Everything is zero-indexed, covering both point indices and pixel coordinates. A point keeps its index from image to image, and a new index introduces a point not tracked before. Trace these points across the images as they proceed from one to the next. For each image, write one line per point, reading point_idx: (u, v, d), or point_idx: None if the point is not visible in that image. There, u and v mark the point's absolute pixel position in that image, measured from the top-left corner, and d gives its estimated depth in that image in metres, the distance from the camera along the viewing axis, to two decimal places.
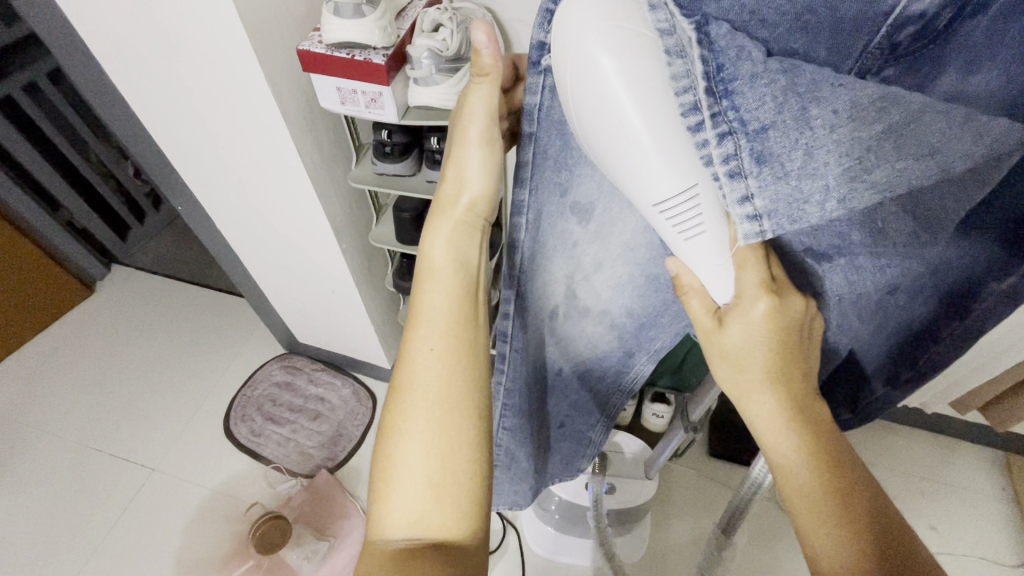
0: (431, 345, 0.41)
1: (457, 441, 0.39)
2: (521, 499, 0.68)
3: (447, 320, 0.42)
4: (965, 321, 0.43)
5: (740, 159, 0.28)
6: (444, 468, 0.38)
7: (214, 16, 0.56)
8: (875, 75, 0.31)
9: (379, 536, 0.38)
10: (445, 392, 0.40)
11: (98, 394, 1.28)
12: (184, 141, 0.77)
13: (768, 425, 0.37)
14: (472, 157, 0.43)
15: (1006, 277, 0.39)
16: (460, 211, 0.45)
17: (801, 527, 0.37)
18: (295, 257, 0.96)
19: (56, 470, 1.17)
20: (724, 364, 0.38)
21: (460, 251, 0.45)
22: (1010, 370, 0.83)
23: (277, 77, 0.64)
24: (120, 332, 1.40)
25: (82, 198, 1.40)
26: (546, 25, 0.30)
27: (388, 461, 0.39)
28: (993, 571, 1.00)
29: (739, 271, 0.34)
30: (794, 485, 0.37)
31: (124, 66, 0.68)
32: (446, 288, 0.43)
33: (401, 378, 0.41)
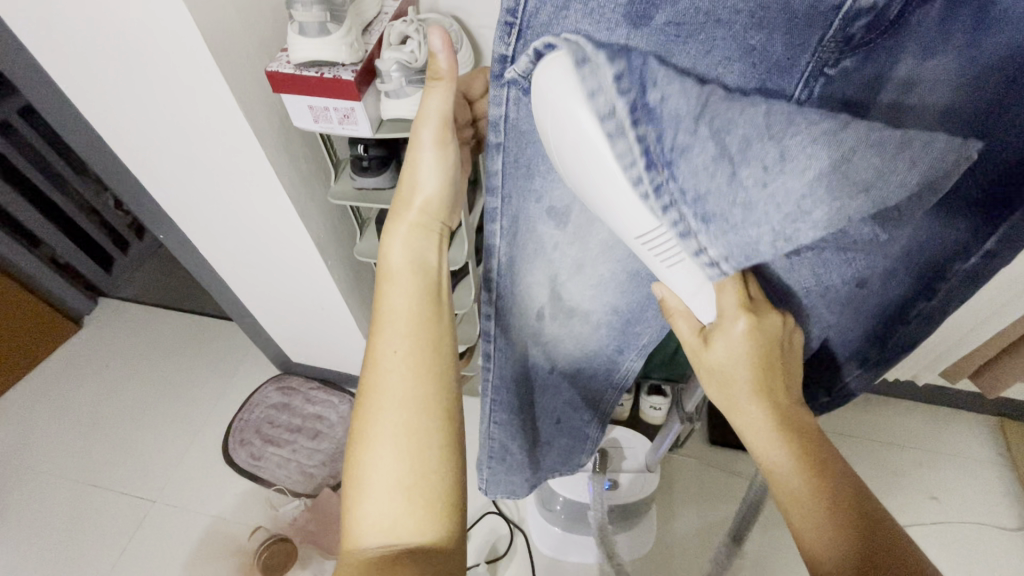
0: (396, 348, 0.41)
1: (425, 444, 0.39)
2: (519, 488, 0.69)
3: (409, 320, 0.42)
4: (932, 302, 0.45)
5: (687, 221, 0.30)
6: (417, 473, 0.38)
7: (178, 40, 0.56)
8: (833, 67, 0.32)
9: (355, 545, 0.38)
10: (412, 393, 0.40)
11: (92, 430, 1.27)
12: (159, 168, 0.77)
13: (757, 435, 0.39)
14: (425, 150, 0.43)
15: (970, 257, 0.41)
16: (414, 214, 0.46)
17: (797, 534, 0.37)
18: (281, 276, 0.95)
19: (56, 509, 1.15)
20: (713, 378, 0.41)
21: (418, 253, 0.45)
22: (995, 336, 0.84)
23: (248, 98, 0.63)
24: (112, 365, 1.38)
25: (65, 234, 1.39)
26: (506, 40, 0.30)
27: (359, 469, 0.39)
28: (993, 535, 1.01)
29: (719, 293, 0.37)
30: (794, 499, 0.37)
31: (93, 97, 0.67)
32: (406, 291, 0.44)
33: (366, 386, 0.41)
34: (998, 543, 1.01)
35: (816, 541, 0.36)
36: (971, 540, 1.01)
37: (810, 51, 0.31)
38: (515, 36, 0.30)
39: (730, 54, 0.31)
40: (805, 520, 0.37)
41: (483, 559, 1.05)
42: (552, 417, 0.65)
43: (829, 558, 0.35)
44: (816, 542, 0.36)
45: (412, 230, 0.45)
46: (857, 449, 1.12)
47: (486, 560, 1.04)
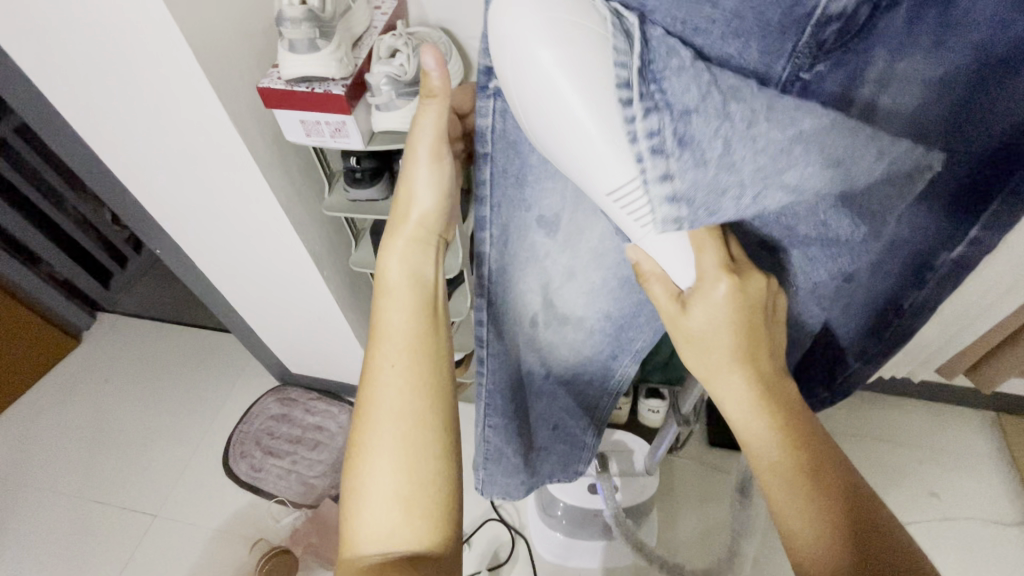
0: (393, 361, 0.42)
1: (422, 455, 0.40)
2: (513, 490, 0.67)
3: (408, 334, 0.43)
4: (921, 292, 0.45)
5: (664, 137, 0.28)
6: (416, 483, 0.39)
7: (171, 59, 0.57)
8: (808, 72, 0.32)
9: (354, 555, 0.38)
10: (409, 405, 0.41)
11: (93, 446, 1.27)
12: (156, 184, 0.78)
13: (731, 401, 0.39)
14: (418, 165, 0.44)
15: (956, 246, 0.41)
16: (410, 228, 0.46)
17: (773, 503, 0.38)
18: (278, 287, 0.95)
19: (58, 526, 1.15)
20: (691, 345, 0.39)
21: (413, 267, 0.46)
22: (988, 332, 0.85)
23: (241, 113, 0.64)
24: (112, 380, 1.38)
25: (63, 250, 1.40)
26: (492, 53, 0.31)
27: (356, 481, 0.39)
28: (993, 530, 1.02)
29: (699, 255, 0.37)
30: (763, 459, 0.38)
31: (88, 115, 0.68)
32: (403, 304, 0.44)
33: (363, 398, 0.41)
34: (998, 538, 1.01)
35: (781, 499, 0.37)
36: (972, 536, 1.01)
37: (785, 58, 0.32)
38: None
39: (710, 61, 0.31)
40: (773, 478, 0.38)
41: (485, 566, 1.05)
42: (548, 421, 0.65)
43: (806, 527, 0.36)
44: (781, 500, 0.37)
45: (407, 245, 0.46)
46: (857, 448, 1.13)
47: (488, 567, 1.04)
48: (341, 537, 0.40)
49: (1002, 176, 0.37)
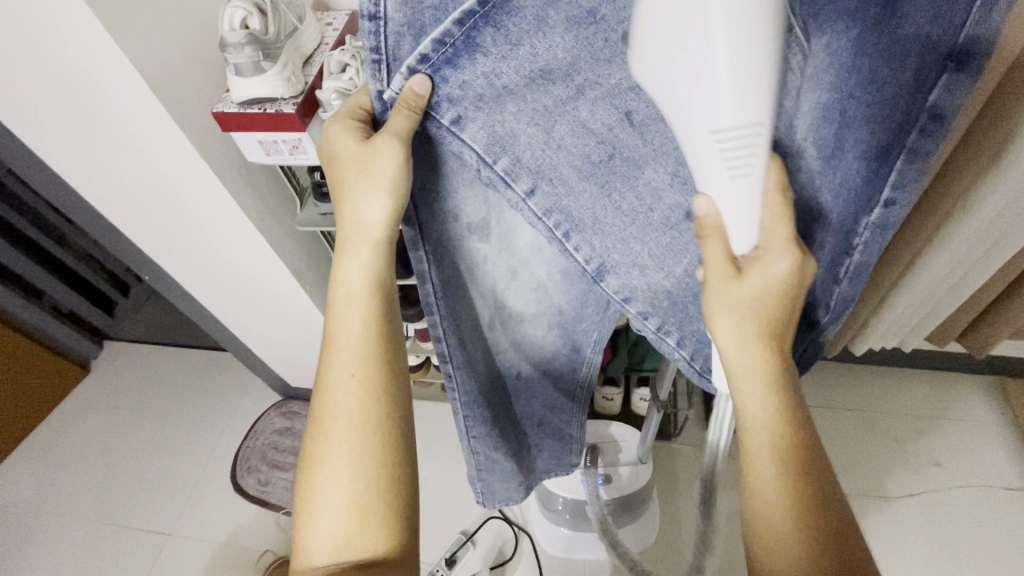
0: (351, 372, 0.41)
1: (375, 464, 0.40)
2: (515, 494, 0.64)
3: (362, 347, 0.41)
4: (854, 258, 0.38)
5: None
6: (366, 491, 0.40)
7: (129, 95, 0.59)
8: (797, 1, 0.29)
9: (309, 563, 0.40)
10: (364, 415, 0.41)
11: (107, 470, 1.31)
12: (134, 214, 0.80)
13: (750, 379, 0.36)
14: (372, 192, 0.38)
15: (873, 209, 0.36)
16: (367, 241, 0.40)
17: (751, 483, 0.37)
18: (264, 303, 0.97)
19: (77, 550, 1.19)
20: (729, 314, 0.35)
21: (374, 271, 0.42)
22: (975, 296, 0.85)
23: (204, 139, 0.66)
24: (121, 407, 1.42)
25: (64, 283, 1.44)
26: (379, 76, 0.32)
27: (310, 489, 0.41)
28: (999, 496, 1.00)
29: (768, 219, 0.33)
30: (761, 441, 0.37)
31: (60, 153, 0.70)
32: (360, 315, 0.42)
33: (316, 410, 0.42)
34: (1003, 503, 1.00)
35: (766, 479, 0.36)
36: (978, 503, 1.00)
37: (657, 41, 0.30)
38: (385, 71, 0.31)
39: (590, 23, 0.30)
40: (763, 460, 0.36)
41: (489, 564, 1.06)
42: (533, 418, 0.62)
43: (784, 523, 0.35)
44: (765, 481, 0.36)
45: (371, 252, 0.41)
46: (855, 422, 1.11)
47: (493, 564, 1.05)
48: (294, 538, 0.41)
49: (906, 130, 0.33)
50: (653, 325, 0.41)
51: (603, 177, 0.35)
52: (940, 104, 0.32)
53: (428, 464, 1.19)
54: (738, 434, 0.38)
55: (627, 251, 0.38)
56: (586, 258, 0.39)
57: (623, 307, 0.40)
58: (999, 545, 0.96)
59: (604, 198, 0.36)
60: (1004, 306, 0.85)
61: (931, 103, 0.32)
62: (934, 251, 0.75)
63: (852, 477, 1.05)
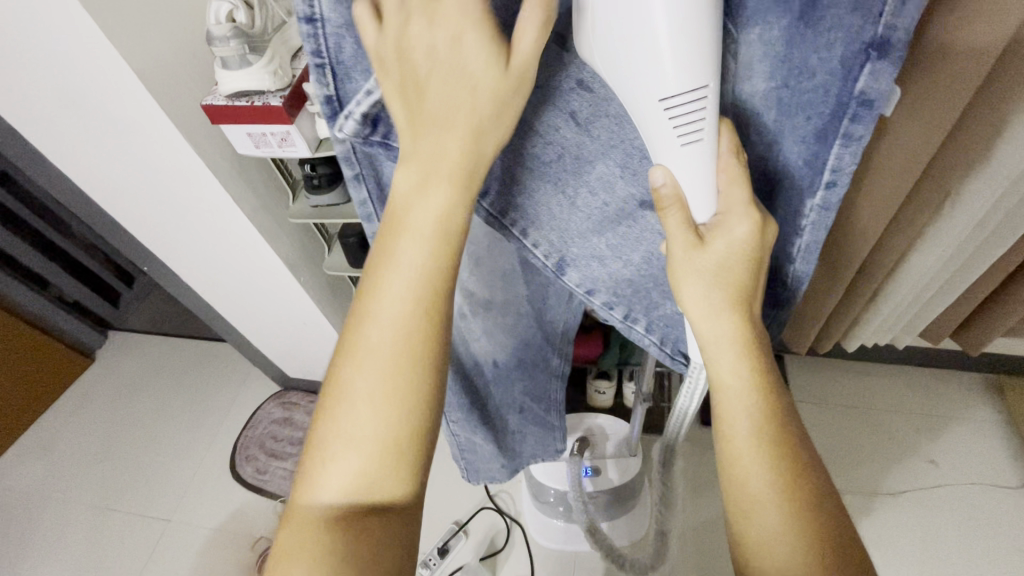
0: (401, 296, 0.32)
1: (406, 407, 0.33)
2: (499, 473, 0.68)
3: (420, 277, 0.32)
4: (804, 239, 0.38)
5: None
6: (394, 431, 0.33)
7: (120, 89, 0.60)
8: None
9: (308, 504, 0.33)
10: (404, 355, 0.32)
11: (110, 457, 1.33)
12: (130, 206, 0.81)
13: (721, 347, 0.36)
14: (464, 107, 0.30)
15: (815, 192, 0.35)
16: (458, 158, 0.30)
17: (733, 458, 0.36)
18: (260, 294, 0.98)
19: (81, 533, 1.22)
20: (701, 284, 0.34)
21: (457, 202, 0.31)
22: (968, 292, 0.84)
23: (196, 131, 0.67)
24: (125, 395, 1.45)
25: (71, 273, 1.48)
26: (325, 80, 0.32)
27: (326, 423, 0.33)
28: (993, 495, 1.00)
29: (727, 185, 0.33)
30: (737, 413, 0.36)
31: (57, 146, 0.72)
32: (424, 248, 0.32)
33: (344, 340, 0.33)
34: (997, 502, 0.99)
35: (746, 454, 0.35)
36: (971, 501, 1.00)
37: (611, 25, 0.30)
38: (329, 74, 0.32)
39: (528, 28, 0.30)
40: (743, 437, 0.35)
41: (481, 554, 1.07)
42: (514, 406, 0.62)
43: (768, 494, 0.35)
44: (745, 456, 0.35)
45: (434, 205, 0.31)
46: (848, 418, 1.11)
47: (485, 555, 1.07)
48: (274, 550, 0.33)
49: (838, 118, 0.32)
50: (619, 314, 0.42)
51: (553, 175, 0.36)
52: (868, 91, 0.30)
53: None
54: (715, 409, 0.37)
55: (585, 245, 0.39)
56: (546, 253, 0.40)
57: (588, 298, 0.42)
58: (990, 543, 0.95)
59: (559, 192, 0.37)
60: (999, 303, 0.85)
61: (860, 91, 0.30)
62: (923, 247, 0.75)
63: (845, 474, 1.05)
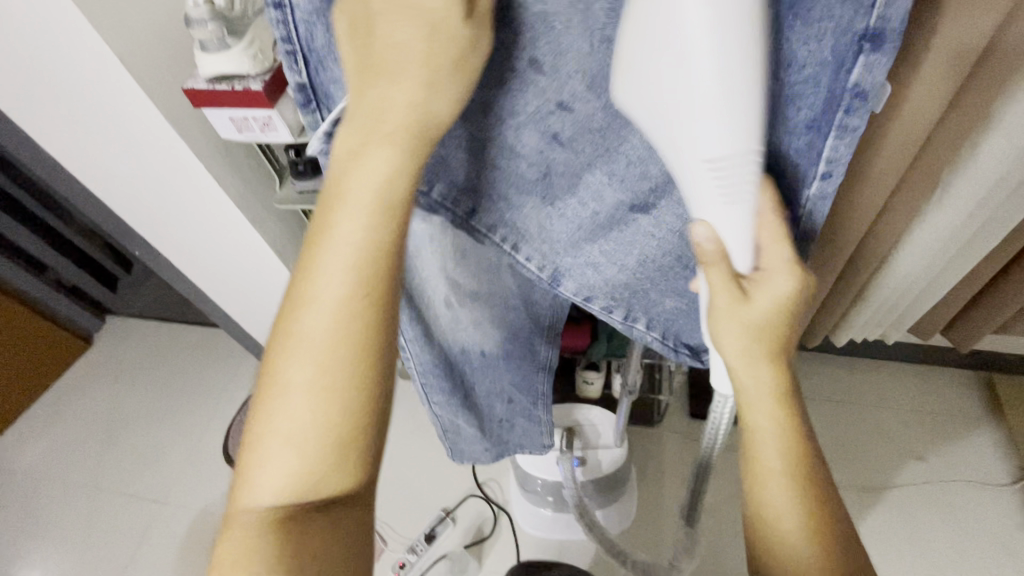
0: (331, 295, 0.32)
1: (341, 408, 0.33)
2: (483, 456, 0.69)
3: (347, 275, 0.32)
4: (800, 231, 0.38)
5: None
6: (329, 432, 0.33)
7: (103, 73, 0.60)
8: None
9: (242, 505, 0.34)
10: (335, 351, 0.33)
11: (106, 439, 1.35)
12: (119, 191, 0.81)
13: (757, 393, 0.38)
14: (395, 92, 0.28)
15: (810, 184, 0.35)
16: (386, 144, 0.29)
17: (762, 490, 0.39)
18: (250, 281, 0.99)
19: (77, 513, 1.24)
20: (740, 337, 0.36)
21: (385, 189, 0.31)
22: (958, 288, 0.84)
23: (180, 116, 0.67)
24: (122, 379, 1.47)
25: (69, 255, 1.46)
26: (296, 66, 0.32)
27: (260, 425, 0.34)
28: (981, 491, 1.00)
29: (771, 241, 0.34)
30: (769, 451, 0.39)
31: (46, 130, 0.72)
32: (354, 241, 0.31)
33: (275, 340, 0.34)
34: (985, 499, 0.99)
35: (775, 492, 0.39)
36: (958, 497, 1.00)
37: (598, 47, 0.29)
38: (301, 62, 0.32)
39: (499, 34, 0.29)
40: (772, 472, 0.39)
41: (467, 541, 1.08)
42: (501, 395, 0.63)
43: (791, 523, 0.38)
44: (774, 493, 0.39)
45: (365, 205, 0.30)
46: (839, 413, 1.11)
47: (470, 542, 1.08)
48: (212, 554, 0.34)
49: (832, 110, 0.31)
50: (619, 315, 0.44)
51: (545, 189, 0.36)
52: (862, 83, 0.29)
53: (413, 443, 1.21)
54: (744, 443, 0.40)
55: (579, 254, 0.40)
56: (540, 265, 0.41)
57: (587, 304, 0.43)
58: (975, 539, 0.96)
59: (546, 206, 0.37)
60: (990, 299, 0.84)
61: (852, 83, 0.29)
62: (913, 241, 0.74)
63: (833, 470, 1.05)
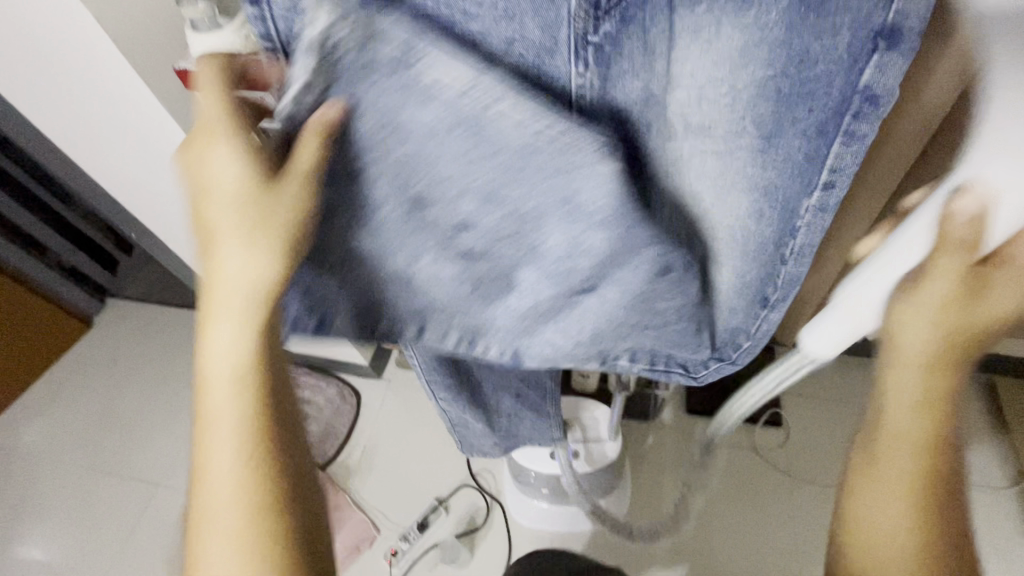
0: (228, 437, 0.39)
1: (257, 518, 0.39)
2: (492, 449, 0.70)
3: (232, 418, 0.40)
4: (797, 241, 0.39)
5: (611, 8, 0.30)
6: (251, 544, 0.39)
7: (95, 53, 0.59)
8: (596, 29, 0.30)
9: None
10: (239, 476, 0.39)
11: (104, 421, 1.36)
12: (115, 172, 0.81)
13: (900, 399, 0.39)
14: (227, 267, 0.38)
15: (812, 192, 0.36)
16: (233, 306, 0.38)
17: (900, 476, 0.40)
18: None
19: (74, 493, 1.25)
20: (957, 322, 0.37)
21: (239, 342, 0.39)
22: None
23: (174, 97, 0.66)
24: (121, 362, 1.47)
25: (69, 237, 1.45)
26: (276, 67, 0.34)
27: (199, 562, 0.40)
28: (978, 494, 0.99)
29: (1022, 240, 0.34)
30: (919, 442, 0.39)
31: (40, 110, 0.71)
32: (229, 393, 0.39)
33: (198, 494, 0.40)
34: (981, 501, 0.99)
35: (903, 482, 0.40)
36: None
37: (490, 158, 0.32)
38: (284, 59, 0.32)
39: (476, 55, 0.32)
40: (910, 463, 0.40)
41: (459, 531, 1.08)
42: (509, 391, 0.63)
43: (916, 519, 0.40)
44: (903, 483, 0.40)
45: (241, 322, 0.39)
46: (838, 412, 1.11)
47: (464, 531, 1.08)
48: None
49: (841, 112, 0.32)
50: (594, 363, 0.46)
51: (481, 293, 0.40)
52: (872, 85, 0.31)
53: (410, 431, 1.21)
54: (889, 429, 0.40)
55: (535, 335, 0.42)
56: (501, 347, 0.44)
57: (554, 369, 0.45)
58: None
59: (485, 299, 0.41)
60: None
61: (863, 84, 0.31)
62: None
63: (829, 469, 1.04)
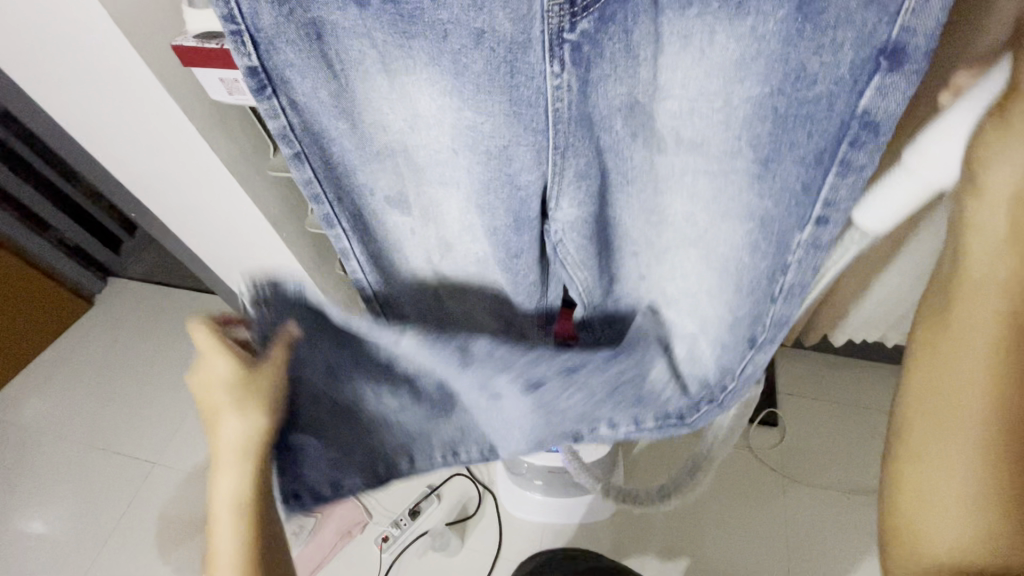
0: (232, 559, 0.46)
1: None
2: None
3: (234, 549, 0.46)
4: (789, 278, 0.37)
5: (587, 20, 0.34)
6: None
7: (89, 29, 0.58)
8: (570, 30, 0.34)
9: None
10: None
11: (102, 398, 1.37)
12: (111, 151, 0.80)
13: (974, 308, 0.34)
14: (224, 436, 0.45)
15: (806, 226, 0.35)
16: (229, 458, 0.46)
17: (957, 395, 0.35)
18: (245, 248, 0.98)
19: (71, 468, 1.27)
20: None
21: (239, 488, 0.46)
22: None
23: (171, 76, 0.65)
24: (120, 340, 1.48)
25: (69, 215, 1.43)
26: (244, 49, 0.37)
27: None
28: None
29: None
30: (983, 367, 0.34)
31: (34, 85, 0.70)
32: (230, 531, 0.46)
33: None
34: None
35: (967, 404, 0.35)
36: None
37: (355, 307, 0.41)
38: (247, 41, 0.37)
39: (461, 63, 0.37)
40: (974, 390, 0.35)
41: (450, 519, 1.08)
42: None
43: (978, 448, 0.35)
44: (966, 404, 0.35)
45: (239, 476, 0.46)
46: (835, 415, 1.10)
47: (454, 520, 1.08)
48: None
49: (843, 139, 0.32)
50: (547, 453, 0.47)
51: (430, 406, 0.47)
52: (872, 112, 0.30)
53: None
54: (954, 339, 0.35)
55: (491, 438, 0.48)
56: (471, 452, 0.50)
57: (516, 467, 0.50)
58: None
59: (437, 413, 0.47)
60: None
61: (863, 109, 0.30)
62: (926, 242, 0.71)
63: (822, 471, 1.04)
